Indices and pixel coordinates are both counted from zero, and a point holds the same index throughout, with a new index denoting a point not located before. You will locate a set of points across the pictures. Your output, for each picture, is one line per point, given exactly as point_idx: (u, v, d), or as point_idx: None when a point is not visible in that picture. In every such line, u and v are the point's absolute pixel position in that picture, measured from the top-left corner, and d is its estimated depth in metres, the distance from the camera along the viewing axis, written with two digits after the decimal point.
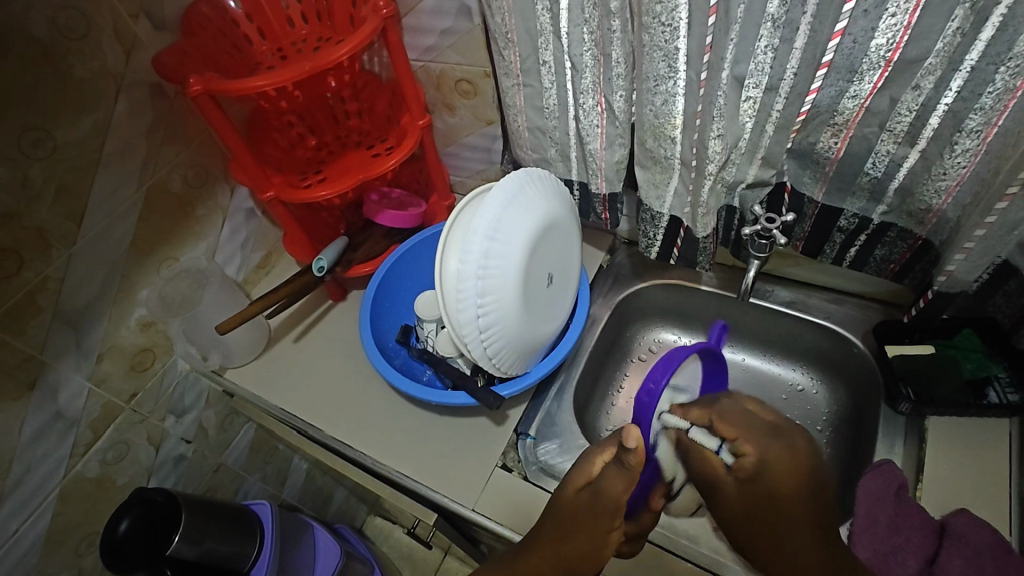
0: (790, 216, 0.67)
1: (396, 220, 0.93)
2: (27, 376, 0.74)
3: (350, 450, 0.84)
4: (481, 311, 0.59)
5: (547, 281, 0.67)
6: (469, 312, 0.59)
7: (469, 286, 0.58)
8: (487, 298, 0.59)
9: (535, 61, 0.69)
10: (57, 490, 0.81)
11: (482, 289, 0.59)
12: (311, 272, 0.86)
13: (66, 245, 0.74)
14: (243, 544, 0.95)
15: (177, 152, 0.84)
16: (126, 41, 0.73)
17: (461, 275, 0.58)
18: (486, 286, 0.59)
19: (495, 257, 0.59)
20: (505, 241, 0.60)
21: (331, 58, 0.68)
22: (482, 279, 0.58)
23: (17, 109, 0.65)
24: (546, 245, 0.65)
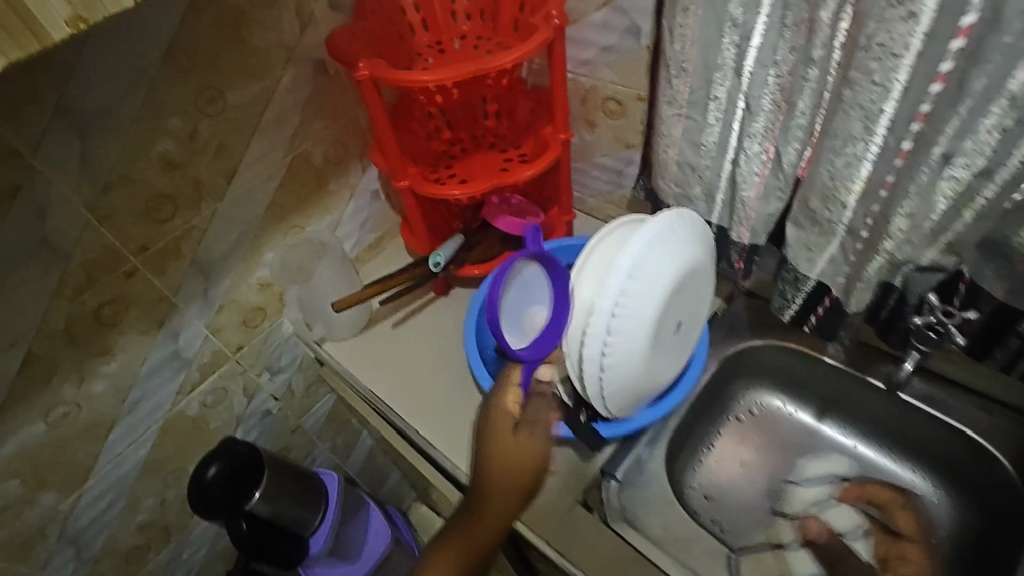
0: (974, 316, 0.61)
1: (514, 227, 0.92)
2: (158, 313, 0.79)
3: (432, 448, 0.85)
4: (607, 349, 0.58)
5: (679, 330, 0.64)
6: (595, 348, 0.58)
7: (599, 321, 0.57)
8: (617, 337, 0.57)
9: (705, 95, 0.65)
10: (161, 421, 0.87)
11: (613, 327, 0.57)
12: (427, 266, 0.86)
13: (214, 200, 0.78)
14: (309, 510, 0.97)
15: (325, 127, 0.87)
16: (304, 17, 0.76)
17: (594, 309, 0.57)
18: (616, 325, 0.57)
19: (631, 297, 0.57)
20: (647, 283, 0.57)
21: (496, 65, 0.67)
22: (614, 317, 0.57)
23: (201, 70, 0.69)
24: (685, 294, 0.62)
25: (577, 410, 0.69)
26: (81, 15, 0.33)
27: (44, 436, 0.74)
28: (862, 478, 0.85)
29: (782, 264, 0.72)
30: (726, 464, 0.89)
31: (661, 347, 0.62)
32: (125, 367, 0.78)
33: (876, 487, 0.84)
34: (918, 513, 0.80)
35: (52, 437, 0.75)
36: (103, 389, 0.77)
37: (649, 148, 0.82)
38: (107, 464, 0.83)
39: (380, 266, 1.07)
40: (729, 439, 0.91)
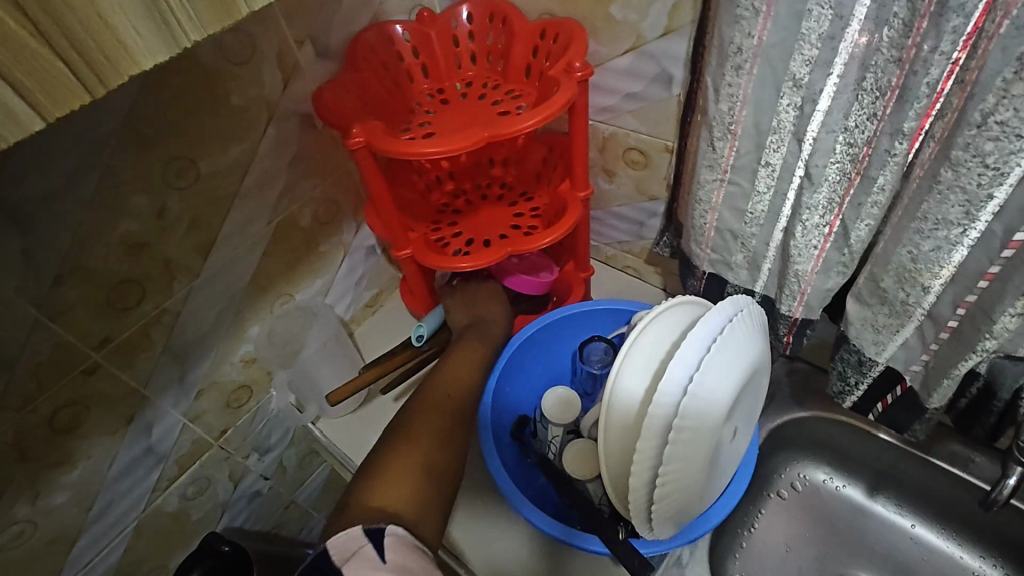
0: None
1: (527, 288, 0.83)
2: (127, 410, 0.69)
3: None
4: (660, 474, 0.50)
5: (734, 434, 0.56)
6: (644, 473, 0.50)
7: (651, 445, 0.49)
8: (671, 463, 0.49)
9: (755, 159, 0.56)
10: (135, 523, 0.77)
11: (667, 453, 0.48)
12: (411, 341, 0.77)
13: (188, 279, 0.68)
14: None
15: (314, 185, 0.77)
16: (287, 68, 0.67)
17: (644, 431, 0.49)
18: (672, 450, 0.48)
19: (689, 418, 0.48)
20: (708, 398, 0.49)
21: (512, 129, 0.58)
22: (667, 442, 0.48)
23: (168, 137, 0.59)
24: (742, 398, 0.54)
25: (613, 525, 0.60)
26: None
27: None
28: (923, 563, 0.76)
29: (841, 343, 0.63)
30: (772, 549, 0.80)
31: (717, 459, 0.54)
32: (89, 473, 0.68)
33: (940, 574, 0.75)
34: None
35: (4, 561, 0.65)
36: (64, 500, 0.67)
37: (679, 204, 0.73)
38: None
39: (378, 326, 0.97)
40: (772, 519, 0.82)
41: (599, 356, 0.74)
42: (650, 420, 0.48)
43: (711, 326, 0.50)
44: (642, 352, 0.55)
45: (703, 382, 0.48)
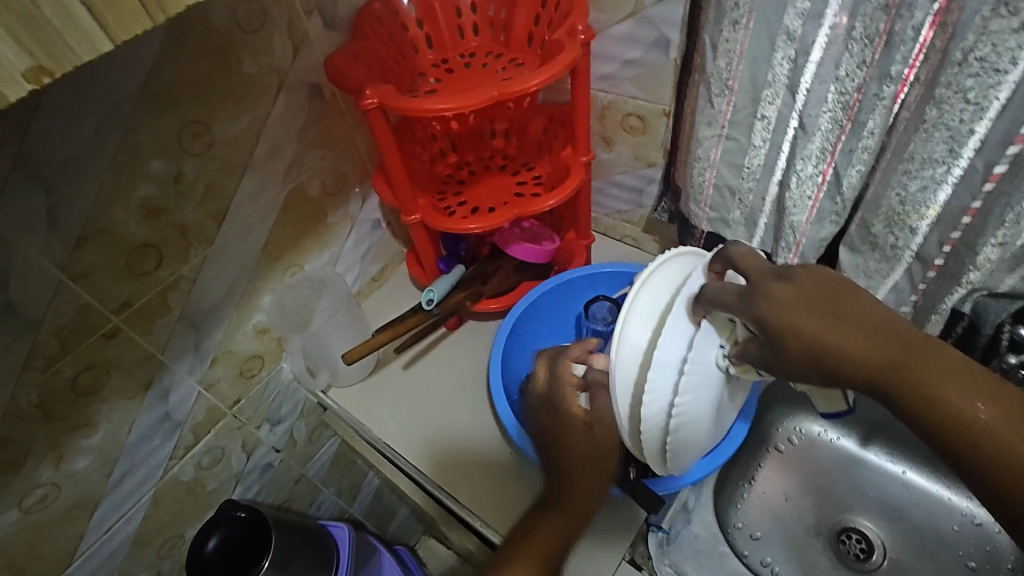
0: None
1: (529, 255, 0.85)
2: (146, 376, 0.70)
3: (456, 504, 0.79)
4: (676, 408, 0.51)
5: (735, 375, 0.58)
6: (659, 408, 0.51)
7: (664, 377, 0.50)
8: (685, 396, 0.51)
9: (751, 113, 0.59)
10: (152, 491, 0.78)
11: (682, 385, 0.50)
12: (420, 305, 0.79)
13: (204, 245, 0.70)
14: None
15: (323, 156, 0.79)
16: (296, 39, 0.69)
17: (659, 367, 0.50)
18: (686, 383, 0.50)
19: (702, 349, 0.50)
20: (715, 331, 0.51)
21: (521, 88, 0.61)
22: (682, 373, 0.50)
23: (183, 101, 0.61)
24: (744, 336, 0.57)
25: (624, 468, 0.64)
26: (43, 64, 0.26)
27: (19, 525, 0.65)
28: (915, 506, 0.80)
29: None
30: (771, 499, 0.83)
31: (723, 394, 0.56)
32: (109, 438, 0.70)
33: (930, 514, 0.79)
34: (978, 545, 0.76)
35: (28, 524, 0.66)
36: (86, 465, 0.69)
37: (677, 167, 0.76)
38: (93, 545, 0.74)
39: (384, 300, 0.99)
40: (771, 472, 0.86)
41: (603, 315, 0.77)
42: (663, 353, 0.50)
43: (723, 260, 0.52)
44: (647, 297, 0.55)
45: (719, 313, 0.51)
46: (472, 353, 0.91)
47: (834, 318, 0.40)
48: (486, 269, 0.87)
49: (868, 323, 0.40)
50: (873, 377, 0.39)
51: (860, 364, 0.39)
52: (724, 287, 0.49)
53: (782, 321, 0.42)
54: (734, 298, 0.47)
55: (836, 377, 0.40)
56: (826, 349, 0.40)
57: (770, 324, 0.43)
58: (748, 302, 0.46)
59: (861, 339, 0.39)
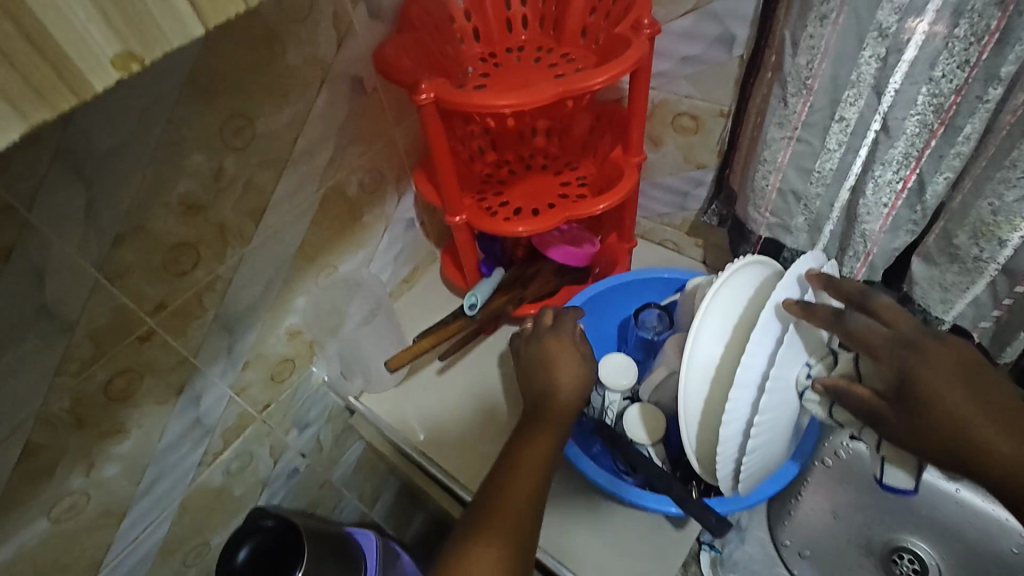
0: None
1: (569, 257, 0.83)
2: (178, 380, 0.67)
3: None
4: (754, 427, 0.49)
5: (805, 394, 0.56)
6: (737, 427, 0.48)
7: (745, 395, 0.48)
8: (766, 415, 0.48)
9: (828, 115, 0.56)
10: (179, 498, 0.75)
11: (764, 404, 0.47)
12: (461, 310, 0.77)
13: (241, 244, 0.66)
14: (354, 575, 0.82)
15: (362, 153, 0.76)
16: (342, 29, 0.65)
17: (741, 384, 0.47)
18: (769, 401, 0.47)
19: (784, 366, 0.48)
20: (796, 346, 0.49)
21: (583, 86, 0.58)
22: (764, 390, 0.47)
23: (227, 93, 0.57)
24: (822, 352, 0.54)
25: (684, 486, 0.60)
26: (133, 50, 0.22)
27: (47, 536, 0.62)
28: (972, 526, 0.77)
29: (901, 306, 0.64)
30: (819, 517, 0.80)
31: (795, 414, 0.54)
32: (139, 444, 0.67)
33: (988, 536, 0.76)
34: None
35: (56, 534, 0.63)
36: (115, 473, 0.66)
37: (732, 168, 0.73)
38: (119, 554, 0.71)
39: (415, 303, 0.96)
40: (817, 489, 0.82)
41: (653, 322, 0.74)
42: (744, 371, 0.47)
43: (829, 280, 0.50)
44: (718, 311, 0.54)
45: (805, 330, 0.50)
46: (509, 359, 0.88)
47: (973, 396, 0.42)
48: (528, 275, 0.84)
49: (1000, 407, 0.42)
50: (995, 463, 0.41)
51: (991, 445, 0.41)
52: (872, 327, 0.46)
53: (932, 391, 0.43)
54: (887, 346, 0.45)
55: (952, 442, 0.42)
56: (956, 414, 0.42)
57: (914, 389, 0.43)
58: (892, 347, 0.45)
59: (991, 424, 0.42)
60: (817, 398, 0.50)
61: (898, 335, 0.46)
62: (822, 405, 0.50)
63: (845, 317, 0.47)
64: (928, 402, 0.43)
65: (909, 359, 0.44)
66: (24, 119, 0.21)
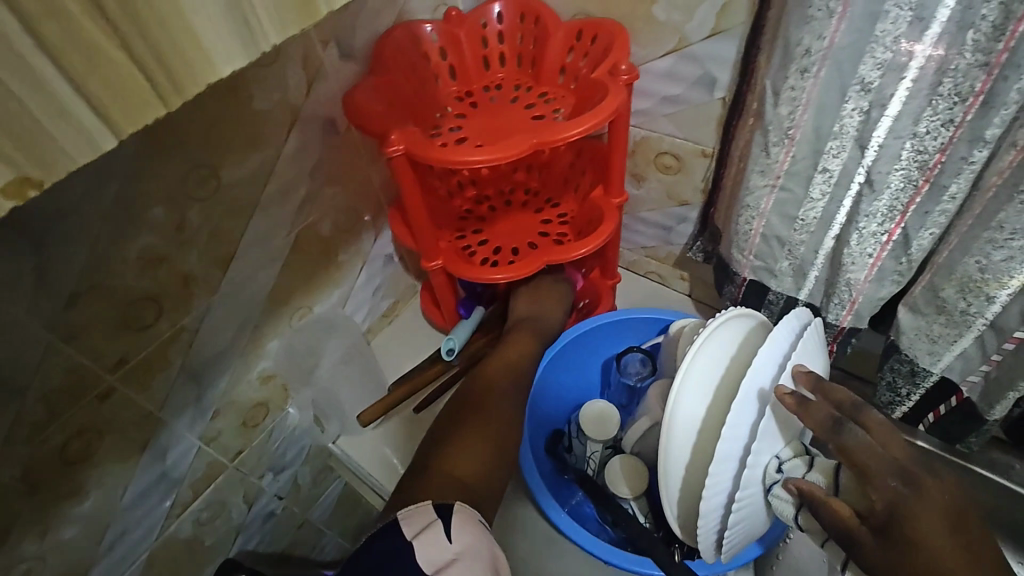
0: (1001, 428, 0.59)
1: None
2: (142, 435, 0.64)
3: None
4: (734, 501, 0.48)
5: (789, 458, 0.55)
6: (718, 501, 0.47)
7: (726, 469, 0.47)
8: (746, 490, 0.47)
9: (811, 165, 0.54)
10: (146, 553, 0.72)
11: (744, 479, 0.47)
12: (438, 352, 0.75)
13: (207, 294, 0.64)
14: None
15: (336, 193, 0.74)
16: (312, 71, 0.63)
17: (721, 458, 0.46)
18: (749, 476, 0.47)
19: (766, 440, 0.47)
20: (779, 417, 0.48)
21: (559, 137, 0.56)
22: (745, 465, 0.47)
23: (188, 144, 0.55)
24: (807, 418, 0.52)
25: (667, 548, 0.58)
26: (29, 176, 0.20)
27: None
28: None
29: (890, 352, 0.62)
30: None
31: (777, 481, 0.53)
32: (100, 503, 0.64)
33: None
34: None
35: None
36: (75, 535, 0.63)
37: (715, 208, 0.71)
38: None
39: (394, 338, 0.94)
40: None
41: (636, 368, 0.72)
42: (726, 446, 0.46)
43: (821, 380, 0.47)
44: (701, 370, 0.52)
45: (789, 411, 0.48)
46: None
47: (963, 546, 0.40)
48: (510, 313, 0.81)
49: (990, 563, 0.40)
50: None
51: None
52: (868, 448, 0.45)
53: (919, 534, 0.41)
54: (883, 472, 0.43)
55: None
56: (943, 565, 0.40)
57: (903, 528, 0.41)
58: (887, 474, 0.43)
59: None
60: (786, 495, 0.49)
61: (896, 463, 0.43)
62: (789, 505, 0.48)
63: (843, 428, 0.45)
64: (912, 541, 0.41)
65: (903, 493, 0.42)
66: None
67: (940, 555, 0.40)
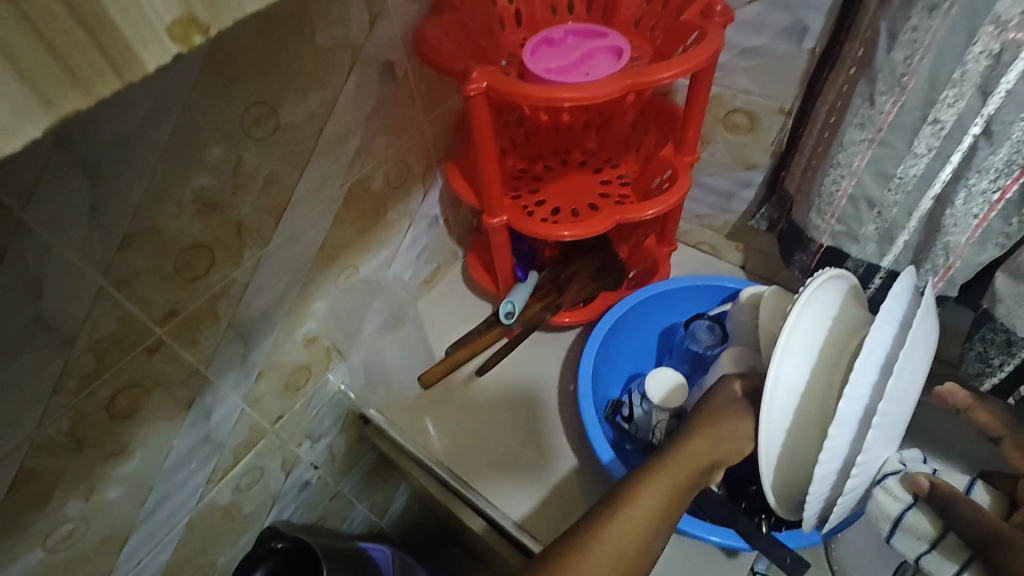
0: None
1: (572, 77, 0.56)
2: (188, 393, 0.61)
3: (502, 519, 0.71)
4: (852, 465, 0.45)
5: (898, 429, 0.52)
6: (835, 464, 0.44)
7: (847, 430, 0.43)
8: (867, 453, 0.44)
9: (920, 116, 0.51)
10: (186, 519, 0.69)
11: (869, 442, 0.43)
12: (496, 315, 0.72)
13: (259, 245, 0.60)
14: None
15: (389, 145, 0.70)
16: (374, 8, 0.59)
17: (843, 419, 0.43)
18: (874, 439, 0.43)
19: (892, 400, 0.43)
20: (908, 378, 0.44)
21: (652, 79, 0.52)
22: (871, 429, 0.43)
23: (251, 75, 0.51)
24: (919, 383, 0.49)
25: (750, 519, 0.56)
26: (195, 14, 0.17)
27: (42, 565, 0.56)
28: None
29: (981, 322, 0.59)
30: None
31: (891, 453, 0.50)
32: (145, 464, 0.60)
33: None
34: None
35: (51, 564, 0.57)
36: (118, 496, 0.59)
37: (789, 170, 0.68)
38: None
39: (436, 306, 0.90)
40: None
41: (704, 335, 0.70)
42: (848, 406, 0.43)
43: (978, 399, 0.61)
44: (806, 331, 0.49)
45: (914, 373, 0.45)
46: (540, 365, 0.83)
47: None
48: (566, 280, 0.78)
49: None
50: None
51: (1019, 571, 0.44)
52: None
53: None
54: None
55: None
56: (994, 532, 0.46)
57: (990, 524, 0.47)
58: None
59: None
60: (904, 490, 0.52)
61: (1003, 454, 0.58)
62: (900, 500, 0.52)
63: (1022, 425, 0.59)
64: None
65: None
66: (51, 109, 0.15)
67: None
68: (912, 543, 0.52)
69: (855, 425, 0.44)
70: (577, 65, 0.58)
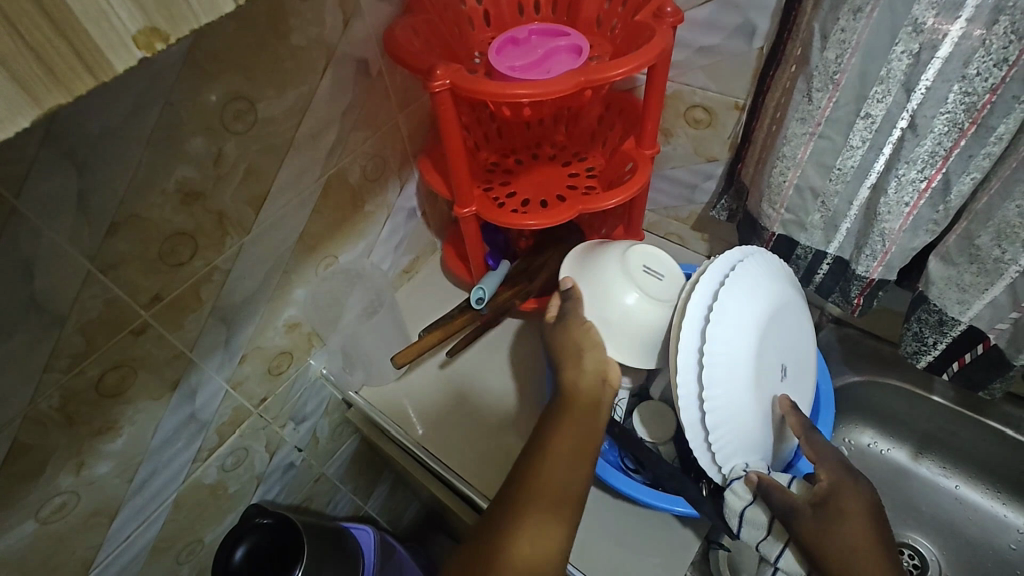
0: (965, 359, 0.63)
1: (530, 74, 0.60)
2: (174, 374, 0.64)
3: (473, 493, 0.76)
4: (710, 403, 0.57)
5: (781, 375, 0.64)
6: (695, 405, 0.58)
7: (692, 372, 0.57)
8: (717, 390, 0.57)
9: (854, 111, 0.55)
10: (173, 496, 0.73)
11: (710, 380, 0.57)
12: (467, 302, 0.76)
13: (240, 234, 0.63)
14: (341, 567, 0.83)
15: (365, 139, 0.73)
16: (348, 9, 0.62)
17: (682, 364, 0.57)
18: (712, 376, 0.57)
19: (718, 341, 0.57)
20: (730, 325, 0.58)
21: (606, 76, 0.55)
22: (707, 367, 0.57)
23: (229, 72, 0.54)
24: (771, 333, 0.62)
25: (695, 485, 0.62)
26: (159, 27, 0.20)
27: (36, 535, 0.60)
28: (964, 521, 0.81)
29: (918, 304, 0.63)
30: None
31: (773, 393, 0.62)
32: (132, 441, 0.64)
33: (975, 527, 0.80)
34: None
35: (43, 535, 0.60)
36: (107, 471, 0.63)
37: (744, 161, 0.72)
38: (111, 553, 0.69)
39: (415, 295, 0.94)
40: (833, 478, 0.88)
41: None
42: (683, 356, 0.57)
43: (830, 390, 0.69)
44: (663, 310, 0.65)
45: (737, 318, 0.58)
46: (514, 350, 0.87)
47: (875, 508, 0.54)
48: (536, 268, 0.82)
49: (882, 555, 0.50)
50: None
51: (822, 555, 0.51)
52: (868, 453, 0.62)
53: (845, 507, 0.53)
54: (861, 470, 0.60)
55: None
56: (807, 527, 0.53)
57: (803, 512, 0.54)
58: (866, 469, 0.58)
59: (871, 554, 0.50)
60: (743, 489, 0.57)
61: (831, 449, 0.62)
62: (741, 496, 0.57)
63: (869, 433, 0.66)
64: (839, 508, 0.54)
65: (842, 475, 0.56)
66: (37, 104, 0.19)
67: (854, 530, 0.52)
68: (751, 533, 0.57)
69: (700, 366, 0.57)
70: (538, 62, 0.61)
